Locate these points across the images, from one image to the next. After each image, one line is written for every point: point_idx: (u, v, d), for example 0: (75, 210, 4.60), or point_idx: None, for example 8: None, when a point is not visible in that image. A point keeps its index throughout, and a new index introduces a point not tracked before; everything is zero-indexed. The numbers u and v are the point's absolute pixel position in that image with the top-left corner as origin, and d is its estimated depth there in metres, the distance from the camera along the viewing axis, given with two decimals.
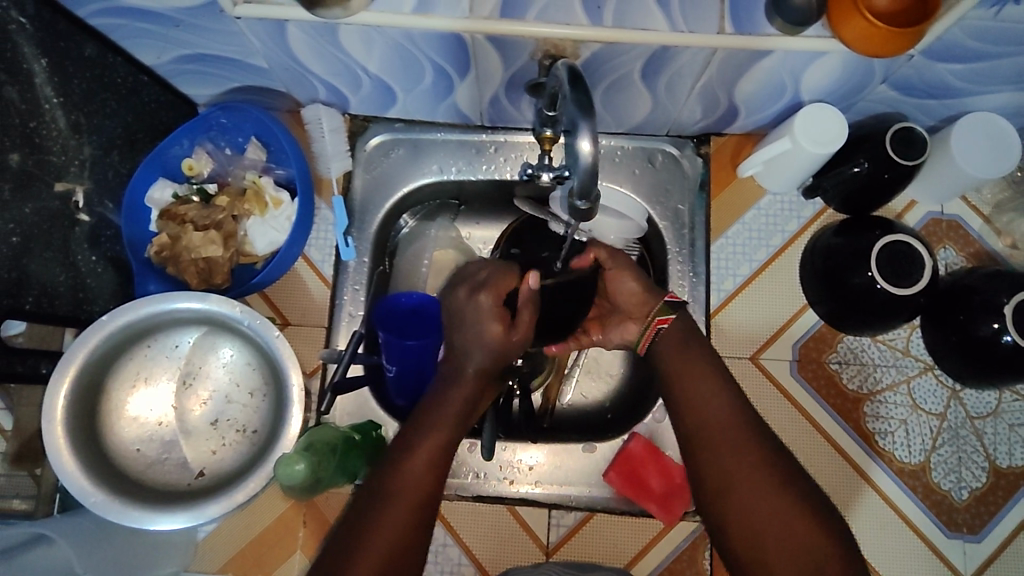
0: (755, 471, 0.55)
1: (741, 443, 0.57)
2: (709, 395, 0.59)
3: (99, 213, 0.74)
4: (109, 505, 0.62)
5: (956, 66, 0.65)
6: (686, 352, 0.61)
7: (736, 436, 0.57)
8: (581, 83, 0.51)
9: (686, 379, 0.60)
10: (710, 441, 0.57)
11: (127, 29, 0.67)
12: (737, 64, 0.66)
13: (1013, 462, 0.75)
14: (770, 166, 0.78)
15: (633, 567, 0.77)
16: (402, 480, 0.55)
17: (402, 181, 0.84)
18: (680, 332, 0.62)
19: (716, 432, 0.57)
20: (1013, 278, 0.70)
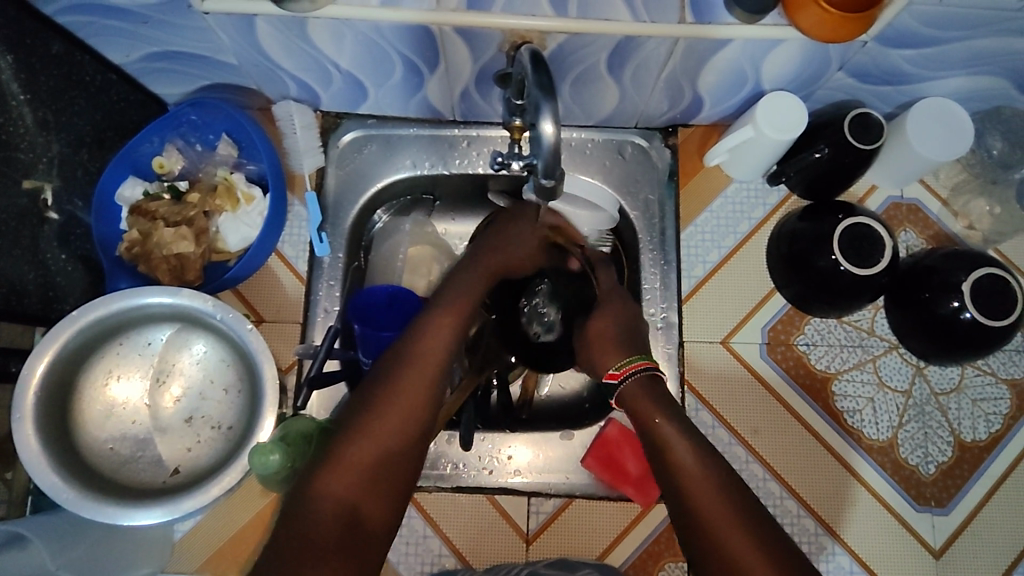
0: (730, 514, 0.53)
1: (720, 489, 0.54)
2: (678, 445, 0.57)
3: (69, 212, 0.73)
4: (81, 502, 0.61)
5: (908, 52, 0.68)
6: (649, 407, 0.61)
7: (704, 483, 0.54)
8: (543, 68, 0.52)
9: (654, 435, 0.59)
10: (684, 481, 0.55)
11: (94, 27, 0.68)
12: (698, 53, 0.68)
13: (978, 436, 0.78)
14: (735, 154, 0.80)
15: (606, 558, 0.77)
16: (376, 415, 0.56)
17: (375, 177, 0.85)
18: (641, 391, 0.62)
19: (691, 484, 0.55)
20: (970, 257, 0.72)
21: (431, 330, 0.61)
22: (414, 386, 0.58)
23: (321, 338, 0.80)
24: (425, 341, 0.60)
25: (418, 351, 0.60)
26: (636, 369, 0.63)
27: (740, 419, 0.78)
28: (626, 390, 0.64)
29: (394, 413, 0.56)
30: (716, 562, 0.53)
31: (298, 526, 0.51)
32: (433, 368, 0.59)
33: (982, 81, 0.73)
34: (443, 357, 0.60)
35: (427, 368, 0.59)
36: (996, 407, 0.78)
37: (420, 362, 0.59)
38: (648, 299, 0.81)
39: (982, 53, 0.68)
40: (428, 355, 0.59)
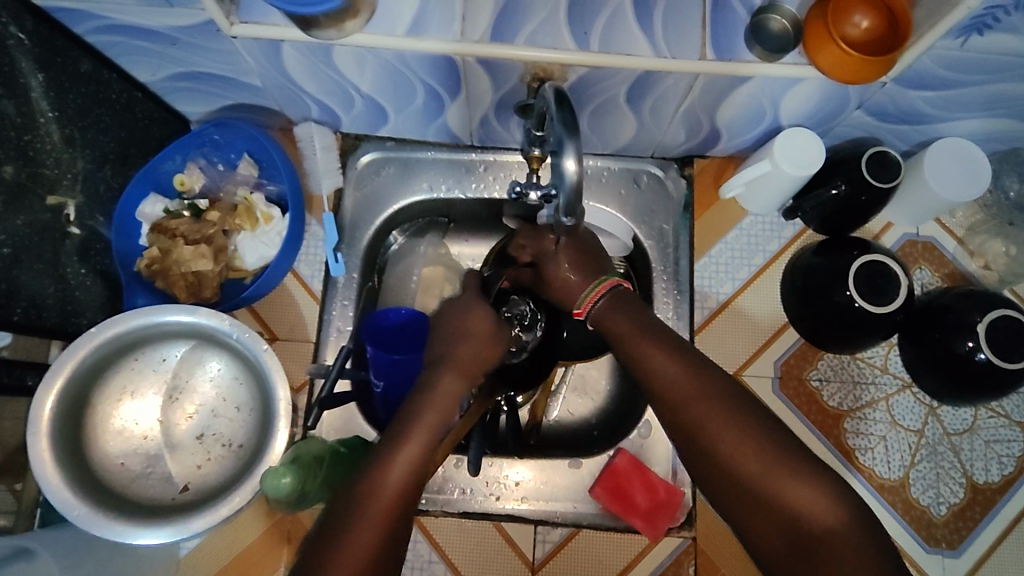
0: (702, 394, 0.57)
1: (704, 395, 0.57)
2: (658, 359, 0.60)
3: (90, 226, 0.74)
4: (93, 518, 0.62)
5: (927, 94, 0.68)
6: (623, 324, 0.64)
7: (685, 379, 0.58)
8: (566, 104, 0.52)
9: (637, 359, 0.61)
10: (665, 391, 0.59)
11: (124, 46, 0.69)
12: (717, 88, 0.69)
13: (990, 478, 0.77)
14: (751, 188, 0.80)
15: None
16: (353, 532, 0.53)
17: (392, 198, 0.86)
18: (614, 304, 0.66)
19: (668, 390, 0.59)
20: (985, 298, 0.72)
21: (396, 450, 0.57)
22: (382, 501, 0.55)
23: (333, 358, 0.81)
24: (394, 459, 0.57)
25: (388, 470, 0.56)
26: (608, 287, 0.67)
27: None
28: (599, 312, 0.67)
29: (367, 529, 0.53)
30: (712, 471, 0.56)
31: None
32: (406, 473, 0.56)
33: (999, 123, 0.73)
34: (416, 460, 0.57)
35: (400, 473, 0.56)
36: (1010, 450, 0.77)
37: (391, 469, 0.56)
38: None
39: (1001, 97, 0.68)
40: (393, 474, 0.56)
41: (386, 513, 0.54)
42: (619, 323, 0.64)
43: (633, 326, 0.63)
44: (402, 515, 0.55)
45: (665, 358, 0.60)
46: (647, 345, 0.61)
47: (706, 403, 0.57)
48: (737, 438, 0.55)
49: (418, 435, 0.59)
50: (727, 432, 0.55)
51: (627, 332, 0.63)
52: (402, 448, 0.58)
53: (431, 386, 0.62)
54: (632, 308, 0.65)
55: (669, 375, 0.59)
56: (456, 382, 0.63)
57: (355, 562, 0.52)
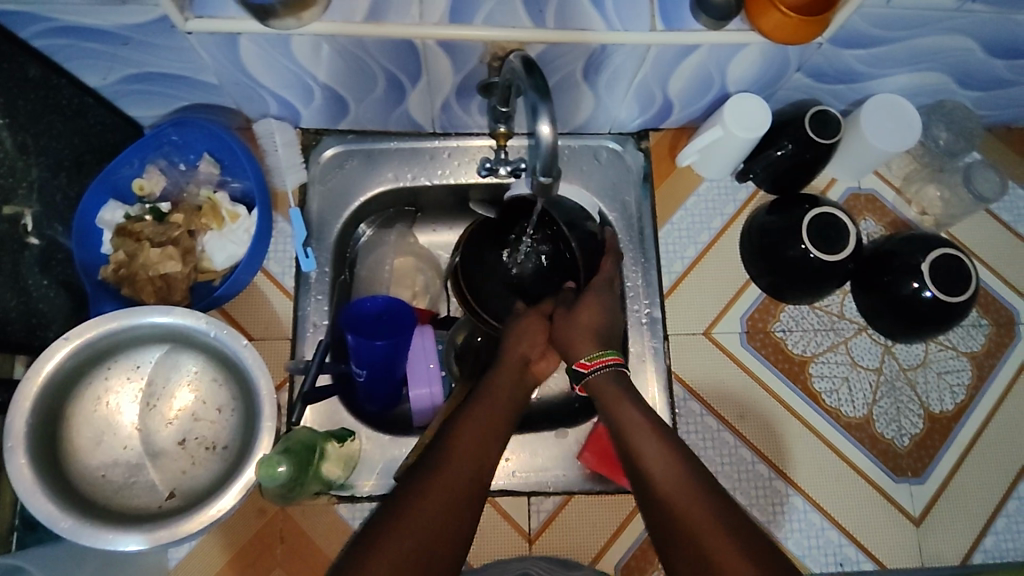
0: (675, 471, 0.58)
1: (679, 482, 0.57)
2: (640, 434, 0.61)
3: (49, 236, 0.72)
4: (80, 529, 0.60)
5: (859, 52, 0.73)
6: (613, 397, 0.65)
7: (663, 457, 0.59)
8: (535, 72, 0.55)
9: (625, 434, 0.62)
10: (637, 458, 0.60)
11: (72, 49, 0.68)
12: (669, 59, 0.72)
13: (944, 407, 0.82)
14: (705, 155, 0.84)
15: (597, 563, 0.78)
16: (433, 476, 0.57)
17: (357, 191, 0.86)
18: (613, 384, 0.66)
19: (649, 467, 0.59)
20: (924, 240, 0.78)
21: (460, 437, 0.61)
22: (447, 474, 0.57)
23: (312, 353, 0.80)
24: (469, 453, 0.60)
25: (461, 458, 0.59)
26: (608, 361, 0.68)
27: (726, 405, 0.82)
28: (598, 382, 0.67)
29: (450, 475, 0.57)
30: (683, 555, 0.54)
31: None
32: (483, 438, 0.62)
33: (924, 77, 0.79)
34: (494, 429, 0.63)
35: (490, 434, 0.63)
36: (960, 379, 0.83)
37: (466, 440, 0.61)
38: (633, 296, 0.84)
39: (923, 51, 0.74)
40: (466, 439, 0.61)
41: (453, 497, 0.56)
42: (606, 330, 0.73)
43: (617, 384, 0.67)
44: (475, 489, 0.58)
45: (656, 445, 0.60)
46: (631, 423, 0.62)
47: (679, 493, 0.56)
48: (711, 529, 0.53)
49: (489, 418, 0.64)
50: (689, 512, 0.55)
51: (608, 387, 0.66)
52: (465, 434, 0.61)
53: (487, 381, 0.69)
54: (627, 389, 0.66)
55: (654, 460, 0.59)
56: (504, 376, 0.69)
57: (415, 519, 0.54)
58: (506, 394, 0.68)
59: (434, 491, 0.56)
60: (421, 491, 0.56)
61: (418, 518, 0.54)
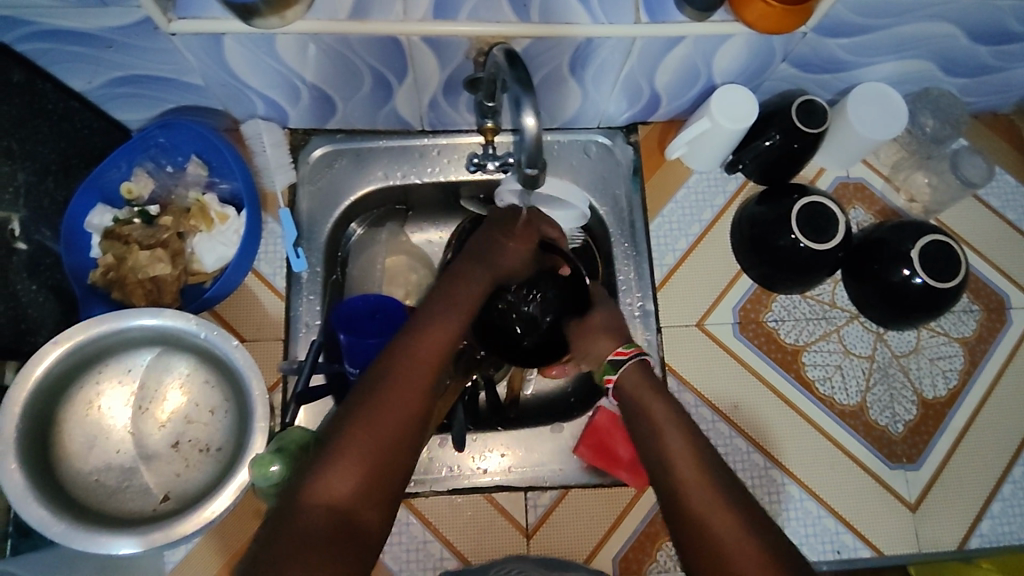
0: (701, 475, 0.58)
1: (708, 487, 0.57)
2: (669, 433, 0.61)
3: (38, 241, 0.71)
4: (73, 533, 0.60)
5: (843, 41, 0.73)
6: (647, 396, 0.65)
7: (695, 464, 0.58)
8: (518, 65, 0.55)
9: (649, 423, 0.63)
10: (667, 457, 0.60)
11: (57, 53, 0.67)
12: (655, 51, 0.72)
13: (937, 392, 0.82)
14: (694, 146, 0.84)
15: (591, 562, 0.77)
16: (379, 408, 0.57)
17: (347, 190, 0.86)
18: (640, 379, 0.67)
19: (679, 465, 0.59)
20: (914, 226, 0.78)
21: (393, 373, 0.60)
22: (395, 406, 0.58)
23: (305, 353, 0.80)
24: (400, 385, 0.59)
25: (395, 392, 0.59)
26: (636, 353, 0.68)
27: (720, 395, 0.82)
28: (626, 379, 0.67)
29: (393, 408, 0.58)
30: (701, 556, 0.54)
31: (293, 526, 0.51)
32: (432, 357, 0.62)
33: (909, 65, 0.79)
34: (442, 347, 0.63)
35: (431, 351, 0.63)
36: (952, 364, 0.83)
37: (413, 361, 0.61)
38: (624, 289, 0.84)
39: (908, 39, 0.74)
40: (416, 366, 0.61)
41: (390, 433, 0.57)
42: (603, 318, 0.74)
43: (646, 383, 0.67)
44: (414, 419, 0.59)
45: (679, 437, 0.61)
46: (658, 413, 0.63)
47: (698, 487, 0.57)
48: (734, 530, 0.54)
49: (437, 334, 0.64)
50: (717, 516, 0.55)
51: (636, 382, 0.67)
52: (417, 354, 0.62)
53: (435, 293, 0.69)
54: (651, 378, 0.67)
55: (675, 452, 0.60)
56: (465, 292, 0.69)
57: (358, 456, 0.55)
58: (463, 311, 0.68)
59: (377, 426, 0.57)
60: (371, 428, 0.57)
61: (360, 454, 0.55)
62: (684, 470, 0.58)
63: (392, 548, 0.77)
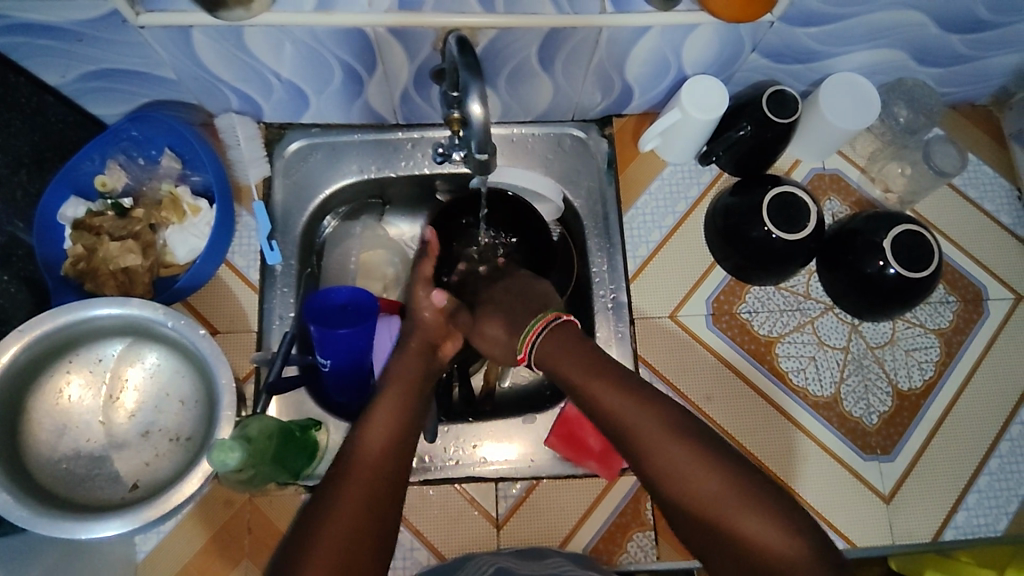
0: (664, 439, 0.60)
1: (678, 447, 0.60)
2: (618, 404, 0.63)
3: (9, 232, 0.72)
4: (36, 519, 0.60)
5: (811, 30, 0.73)
6: (572, 366, 0.66)
7: (661, 433, 0.61)
8: (469, 52, 0.55)
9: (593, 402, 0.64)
10: (627, 431, 0.62)
11: (29, 47, 0.68)
12: (621, 41, 0.72)
13: (913, 384, 0.82)
14: (667, 138, 0.84)
15: (567, 546, 0.77)
16: (345, 483, 0.59)
17: (322, 183, 0.86)
18: (564, 346, 0.67)
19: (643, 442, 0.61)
20: (889, 217, 0.78)
21: (378, 410, 0.66)
22: (361, 476, 0.60)
23: (278, 345, 0.81)
24: (372, 433, 0.63)
25: (367, 441, 0.63)
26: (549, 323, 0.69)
27: (693, 387, 0.81)
28: (542, 351, 0.69)
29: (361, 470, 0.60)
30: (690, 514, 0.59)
31: None
32: (393, 418, 0.65)
33: (881, 55, 0.79)
34: (399, 409, 0.66)
35: (389, 410, 0.66)
36: (928, 356, 0.83)
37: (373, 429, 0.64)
38: (597, 281, 0.84)
39: (877, 28, 0.74)
40: (373, 434, 0.63)
41: (376, 459, 0.61)
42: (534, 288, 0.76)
43: (577, 351, 0.67)
44: (385, 484, 0.61)
45: (616, 393, 0.63)
46: (601, 389, 0.64)
47: (665, 451, 0.60)
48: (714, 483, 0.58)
49: (397, 391, 0.68)
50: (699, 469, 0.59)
51: (562, 357, 0.67)
52: (375, 417, 0.65)
53: (394, 362, 0.71)
54: (562, 328, 0.69)
55: (621, 407, 0.63)
56: (415, 361, 0.71)
57: (338, 531, 0.56)
58: (416, 361, 0.72)
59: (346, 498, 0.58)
60: (341, 498, 0.58)
61: (339, 525, 0.57)
62: (643, 431, 0.61)
63: None
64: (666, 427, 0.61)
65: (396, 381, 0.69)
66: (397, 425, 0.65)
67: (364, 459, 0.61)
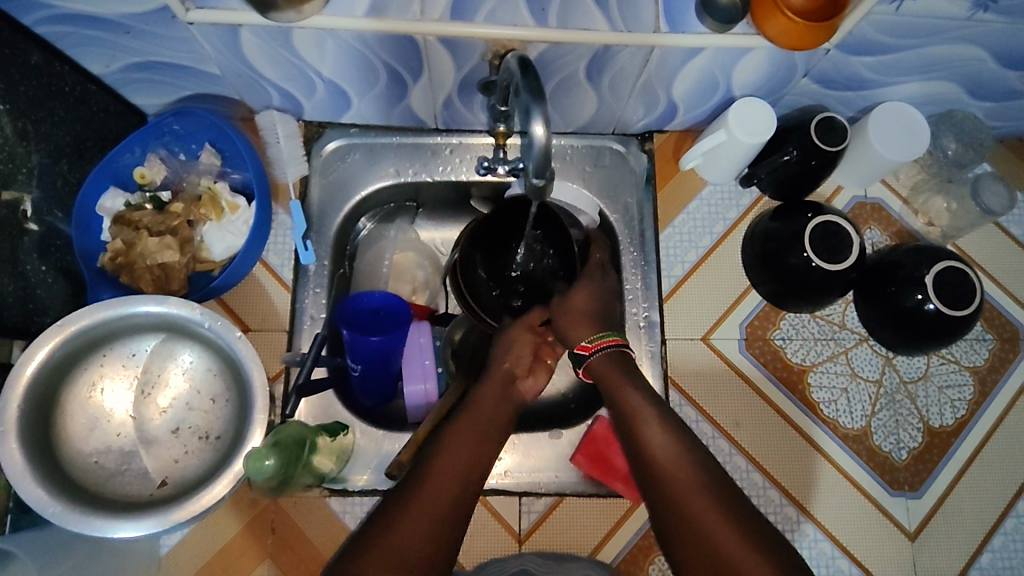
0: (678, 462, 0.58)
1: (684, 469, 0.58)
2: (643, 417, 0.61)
3: (49, 223, 0.72)
4: (70, 515, 0.60)
5: (868, 59, 0.72)
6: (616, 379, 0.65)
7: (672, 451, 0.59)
8: (531, 73, 0.55)
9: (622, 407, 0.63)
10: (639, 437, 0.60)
11: (75, 37, 0.68)
12: (673, 61, 0.71)
13: (945, 421, 0.81)
14: (709, 158, 0.83)
15: (598, 553, 0.78)
16: (410, 510, 0.56)
17: (358, 185, 0.86)
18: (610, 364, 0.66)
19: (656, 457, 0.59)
20: (931, 251, 0.77)
21: (452, 439, 0.62)
22: (428, 505, 0.56)
23: (308, 346, 0.80)
24: (451, 455, 0.60)
25: (444, 464, 0.59)
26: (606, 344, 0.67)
27: (721, 412, 0.81)
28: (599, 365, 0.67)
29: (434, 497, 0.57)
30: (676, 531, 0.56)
31: None
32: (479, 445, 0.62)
33: (934, 86, 0.77)
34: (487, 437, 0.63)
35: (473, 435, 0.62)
36: (961, 394, 0.82)
37: (454, 453, 0.60)
38: (630, 299, 0.83)
39: (934, 60, 0.72)
40: (453, 461, 0.60)
41: (439, 510, 0.56)
42: (610, 376, 0.65)
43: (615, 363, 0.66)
44: (458, 515, 0.57)
45: (709, 506, 0.55)
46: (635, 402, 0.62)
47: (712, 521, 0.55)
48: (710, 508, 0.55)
49: (485, 416, 0.65)
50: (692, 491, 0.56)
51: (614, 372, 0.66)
52: (456, 441, 0.61)
53: (480, 387, 0.68)
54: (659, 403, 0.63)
55: (700, 506, 0.55)
56: (497, 390, 0.68)
57: (390, 565, 0.53)
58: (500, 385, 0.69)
59: (408, 526, 0.55)
60: (395, 530, 0.55)
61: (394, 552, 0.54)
62: (737, 555, 0.53)
63: None
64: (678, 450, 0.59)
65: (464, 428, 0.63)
66: (467, 472, 0.59)
67: (437, 480, 0.58)
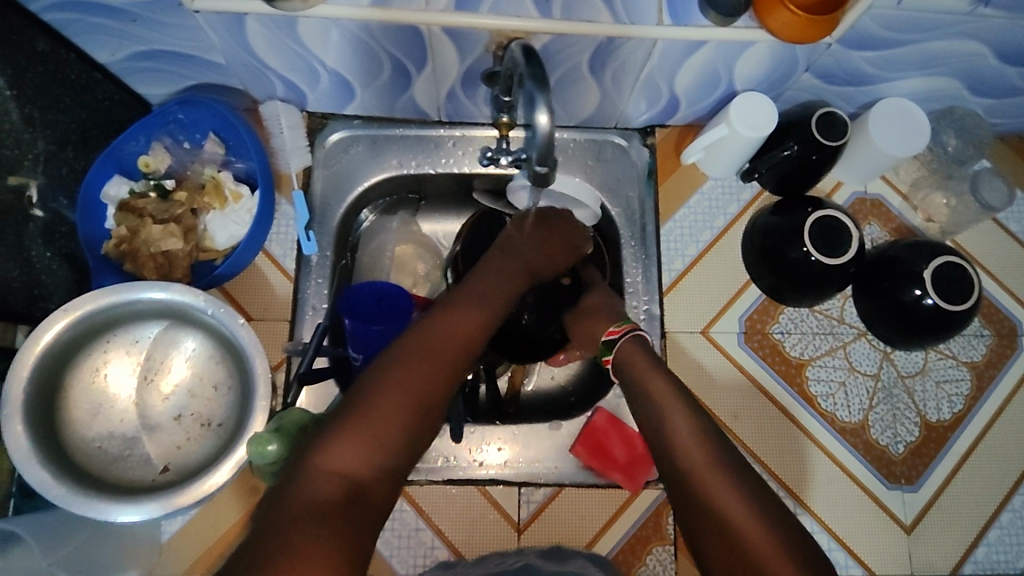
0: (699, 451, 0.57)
1: (706, 460, 0.56)
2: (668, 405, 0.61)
3: (54, 209, 0.73)
4: (74, 498, 0.61)
5: (869, 54, 0.72)
6: (643, 367, 0.66)
7: (692, 440, 0.58)
8: (535, 60, 0.56)
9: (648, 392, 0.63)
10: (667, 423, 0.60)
11: (81, 24, 0.68)
12: (676, 54, 0.71)
13: (942, 416, 0.82)
14: (710, 153, 0.84)
15: (593, 547, 0.78)
16: (401, 377, 0.57)
17: (361, 176, 0.86)
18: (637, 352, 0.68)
19: (679, 445, 0.58)
20: (928, 247, 0.77)
21: (449, 317, 0.64)
22: (416, 378, 0.58)
23: (310, 336, 0.80)
24: (443, 330, 0.62)
25: (434, 338, 0.61)
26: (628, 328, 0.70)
27: (720, 405, 0.81)
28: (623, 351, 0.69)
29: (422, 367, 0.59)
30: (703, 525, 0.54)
31: (291, 497, 0.50)
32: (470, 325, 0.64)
33: (935, 82, 0.78)
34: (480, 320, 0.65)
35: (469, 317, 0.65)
36: (958, 389, 0.82)
37: (444, 329, 0.62)
38: (631, 292, 0.84)
39: (935, 56, 0.73)
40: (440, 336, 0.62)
41: (424, 376, 0.58)
42: (635, 360, 0.67)
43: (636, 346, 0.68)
44: (442, 387, 0.59)
45: (733, 496, 0.54)
46: (662, 393, 0.62)
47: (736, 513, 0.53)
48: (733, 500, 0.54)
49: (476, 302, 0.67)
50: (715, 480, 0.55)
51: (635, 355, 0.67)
52: (452, 321, 0.64)
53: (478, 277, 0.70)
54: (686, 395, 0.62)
55: (723, 497, 0.54)
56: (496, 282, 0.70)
57: (380, 426, 0.54)
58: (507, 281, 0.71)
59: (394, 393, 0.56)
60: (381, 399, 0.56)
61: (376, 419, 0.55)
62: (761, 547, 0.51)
63: (386, 534, 0.78)
64: (702, 443, 0.58)
65: (435, 338, 0.61)
66: (456, 343, 0.62)
67: (428, 353, 0.60)
